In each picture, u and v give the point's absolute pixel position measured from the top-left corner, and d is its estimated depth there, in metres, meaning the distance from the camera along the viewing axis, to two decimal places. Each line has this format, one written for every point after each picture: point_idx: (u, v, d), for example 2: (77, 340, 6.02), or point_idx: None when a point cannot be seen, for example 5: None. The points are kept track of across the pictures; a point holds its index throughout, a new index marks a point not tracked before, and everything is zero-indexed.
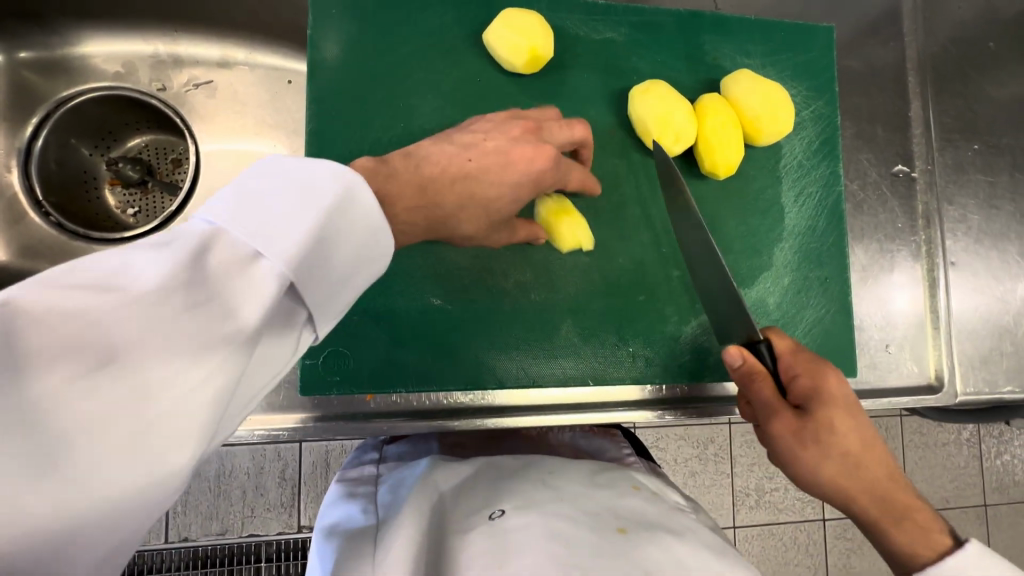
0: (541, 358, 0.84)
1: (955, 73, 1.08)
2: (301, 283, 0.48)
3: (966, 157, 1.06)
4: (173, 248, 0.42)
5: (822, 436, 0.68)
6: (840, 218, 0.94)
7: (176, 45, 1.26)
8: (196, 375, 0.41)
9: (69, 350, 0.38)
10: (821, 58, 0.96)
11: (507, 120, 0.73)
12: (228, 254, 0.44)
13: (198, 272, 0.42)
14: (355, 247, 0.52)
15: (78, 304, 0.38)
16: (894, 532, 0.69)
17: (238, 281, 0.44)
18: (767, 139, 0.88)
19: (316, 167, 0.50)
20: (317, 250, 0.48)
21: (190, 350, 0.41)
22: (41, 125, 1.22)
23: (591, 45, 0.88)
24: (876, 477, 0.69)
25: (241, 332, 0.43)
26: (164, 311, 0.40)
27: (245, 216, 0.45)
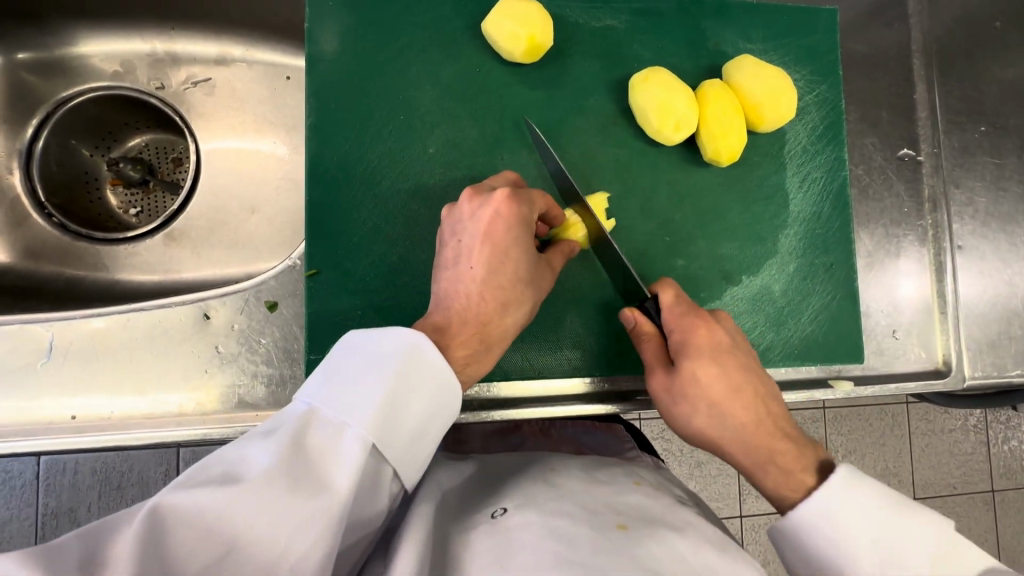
0: (546, 350, 0.84)
1: (960, 55, 1.06)
2: (383, 443, 0.56)
3: (973, 139, 1.04)
4: (278, 436, 0.52)
5: (688, 391, 0.69)
6: (846, 202, 0.93)
7: (174, 43, 1.26)
8: (301, 540, 0.49)
9: (206, 540, 0.47)
10: (825, 41, 0.95)
11: (476, 212, 0.69)
12: (322, 434, 0.54)
13: (298, 454, 0.52)
14: (427, 403, 0.60)
15: (209, 501, 0.48)
16: (760, 476, 0.69)
17: (331, 456, 0.53)
18: (770, 124, 0.87)
19: (388, 341, 0.61)
20: (390, 415, 0.57)
21: (293, 526, 0.49)
22: (42, 126, 1.22)
23: (591, 33, 0.87)
24: (744, 428, 0.69)
25: (333, 502, 0.51)
26: (271, 494, 0.49)
27: (332, 399, 0.56)
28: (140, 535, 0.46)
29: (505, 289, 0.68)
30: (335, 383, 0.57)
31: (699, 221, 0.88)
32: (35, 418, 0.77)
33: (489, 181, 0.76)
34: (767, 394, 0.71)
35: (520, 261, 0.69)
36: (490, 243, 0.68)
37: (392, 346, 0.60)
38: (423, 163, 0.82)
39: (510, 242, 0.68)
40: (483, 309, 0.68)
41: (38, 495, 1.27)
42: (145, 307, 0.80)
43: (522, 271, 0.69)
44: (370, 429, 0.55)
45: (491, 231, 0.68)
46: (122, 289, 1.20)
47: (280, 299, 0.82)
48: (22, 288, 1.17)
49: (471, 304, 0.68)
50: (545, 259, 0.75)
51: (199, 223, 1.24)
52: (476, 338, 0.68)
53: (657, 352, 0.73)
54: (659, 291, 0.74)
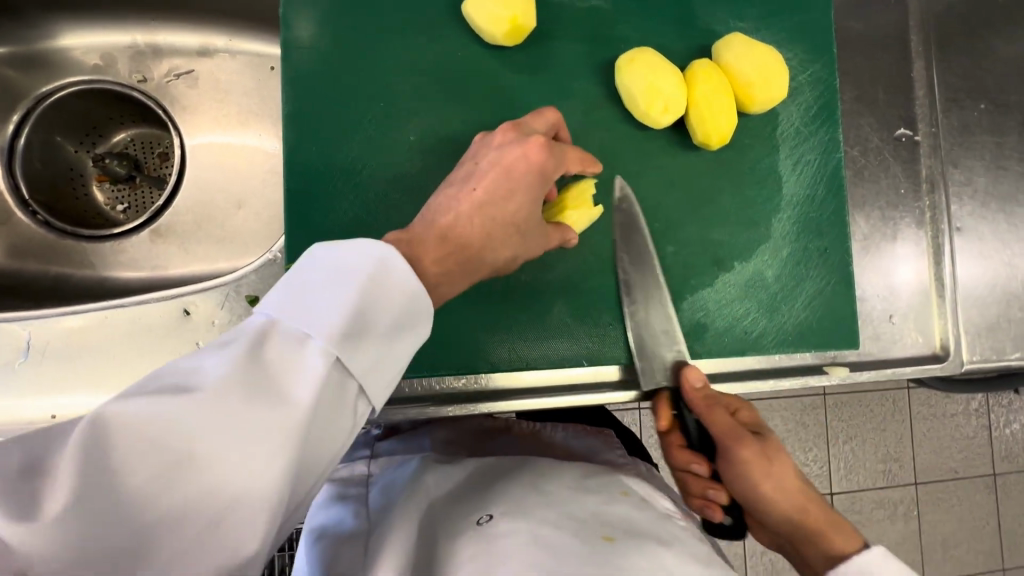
0: (534, 341, 0.82)
1: (959, 30, 1.03)
2: (351, 356, 0.50)
3: (972, 118, 1.01)
4: (232, 346, 0.47)
5: (778, 453, 0.76)
6: (841, 184, 0.90)
7: (155, 34, 1.24)
8: (258, 454, 0.44)
9: (149, 455, 0.42)
10: (819, 18, 0.92)
11: (508, 146, 0.69)
12: (283, 346, 0.49)
13: (254, 365, 0.46)
14: (395, 319, 0.55)
15: (152, 412, 0.42)
16: (826, 535, 0.72)
17: (291, 370, 0.48)
18: (761, 106, 0.84)
19: (355, 248, 0.55)
20: (357, 328, 0.51)
21: (247, 440, 0.44)
22: (23, 122, 1.20)
23: (576, 14, 0.85)
24: (813, 494, 0.75)
25: (291, 417, 0.46)
26: (222, 406, 0.44)
27: (292, 307, 0.50)
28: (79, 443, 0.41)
29: (495, 220, 0.65)
30: (297, 293, 0.51)
31: (689, 206, 0.86)
32: (16, 416, 0.76)
33: (532, 115, 0.73)
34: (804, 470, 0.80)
35: (523, 206, 0.67)
36: (504, 175, 0.66)
37: (359, 255, 0.54)
38: (403, 151, 0.80)
39: (523, 186, 0.67)
40: (470, 233, 0.64)
41: None
42: (124, 305, 0.78)
43: (521, 216, 0.67)
44: (333, 342, 0.49)
45: (512, 169, 0.67)
46: (111, 287, 1.19)
47: (262, 293, 0.81)
48: (10, 288, 1.16)
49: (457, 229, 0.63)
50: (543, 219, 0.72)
51: (185, 218, 1.22)
52: (454, 262, 0.63)
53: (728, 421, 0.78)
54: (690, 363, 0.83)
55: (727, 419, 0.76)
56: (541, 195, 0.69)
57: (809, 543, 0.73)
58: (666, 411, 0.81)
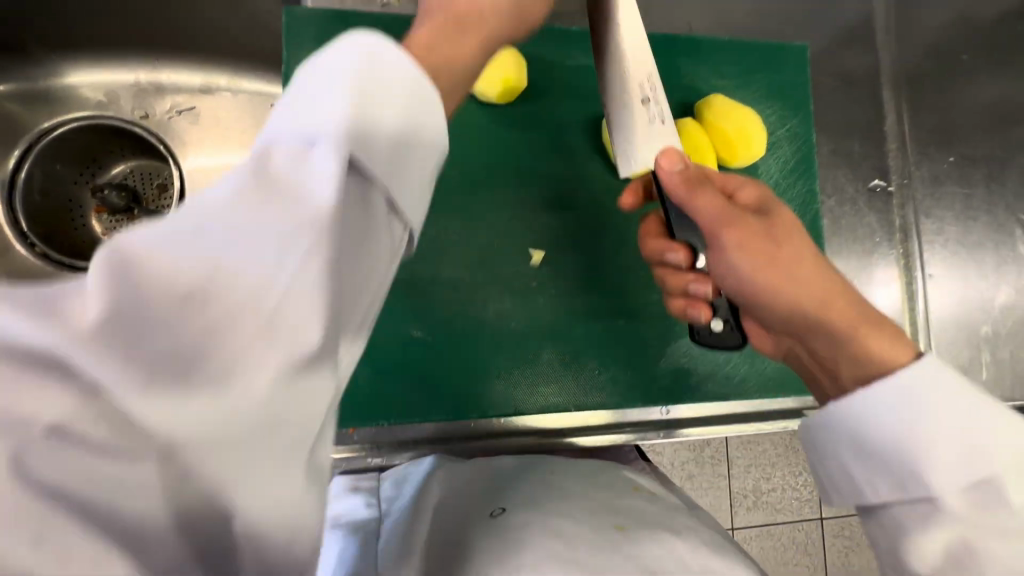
0: (524, 386, 0.84)
1: (929, 85, 1.09)
2: (365, 137, 0.37)
3: (942, 170, 1.07)
4: (232, 174, 0.33)
5: (781, 238, 0.66)
6: (818, 234, 0.95)
7: (158, 72, 1.27)
8: (283, 269, 0.32)
9: (135, 334, 0.29)
10: (795, 77, 0.97)
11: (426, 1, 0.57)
12: (287, 152, 0.35)
13: (262, 183, 0.33)
14: (407, 106, 0.41)
15: (140, 249, 0.30)
16: (860, 340, 0.59)
17: (302, 175, 0.34)
18: (742, 162, 0.88)
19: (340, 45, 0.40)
20: (364, 112, 0.38)
21: (268, 252, 0.32)
22: (24, 157, 1.22)
23: (566, 71, 0.89)
24: (833, 278, 0.64)
25: (316, 214, 0.33)
26: (235, 223, 0.32)
27: (289, 120, 0.37)
28: (95, 281, 0.28)
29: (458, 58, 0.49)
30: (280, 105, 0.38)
31: None
32: None
33: None
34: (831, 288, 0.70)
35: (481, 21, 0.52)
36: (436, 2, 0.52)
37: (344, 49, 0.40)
38: None
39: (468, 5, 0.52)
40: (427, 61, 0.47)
41: None
42: None
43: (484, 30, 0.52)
44: (346, 138, 0.36)
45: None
46: None
47: None
48: None
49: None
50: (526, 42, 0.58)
51: None
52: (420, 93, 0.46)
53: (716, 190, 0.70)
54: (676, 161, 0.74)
55: (714, 202, 0.67)
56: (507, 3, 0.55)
57: (823, 331, 0.62)
58: (636, 186, 0.82)
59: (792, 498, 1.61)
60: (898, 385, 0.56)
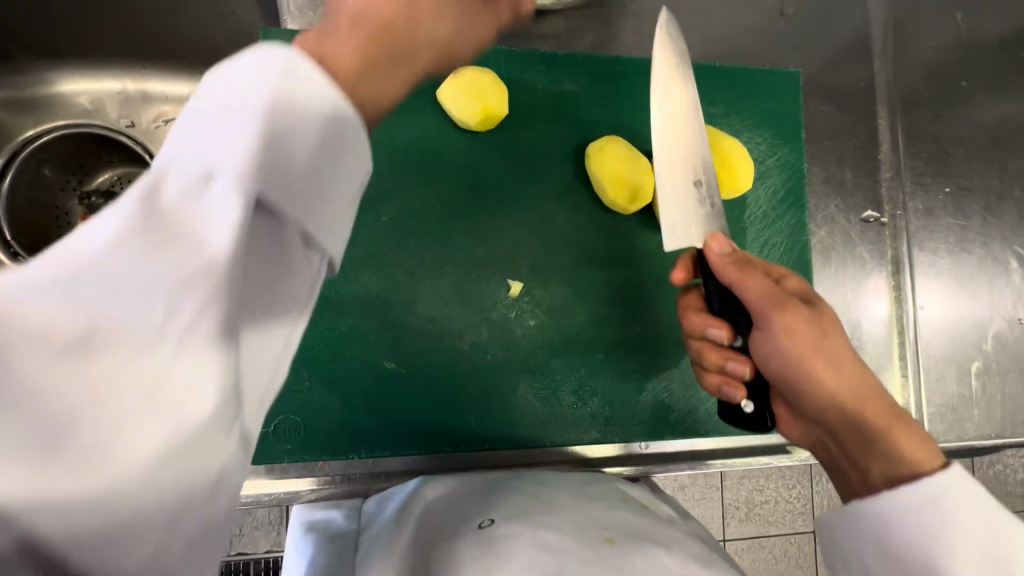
0: (499, 420, 0.83)
1: (926, 112, 1.06)
2: (274, 176, 0.37)
3: (937, 202, 1.04)
4: (117, 205, 0.34)
5: (828, 330, 0.69)
6: (805, 267, 0.93)
7: (144, 81, 1.25)
8: (178, 300, 0.33)
9: (37, 341, 0.31)
10: (787, 105, 0.95)
11: None
12: (181, 185, 0.35)
13: (151, 216, 0.34)
14: (326, 146, 0.40)
15: (38, 285, 0.31)
16: (892, 441, 0.63)
17: (198, 214, 0.35)
18: (728, 194, 0.86)
19: (253, 64, 0.38)
20: (276, 157, 0.37)
21: (160, 306, 0.33)
22: (7, 167, 1.20)
23: (549, 97, 0.87)
24: (873, 381, 0.68)
25: (206, 267, 0.34)
26: (129, 264, 0.33)
27: (185, 154, 0.36)
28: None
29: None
30: (184, 129, 0.37)
31: (656, 288, 0.88)
32: None
33: None
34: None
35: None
36: None
37: (256, 81, 0.38)
38: (377, 230, 0.82)
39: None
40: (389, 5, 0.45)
41: None
42: None
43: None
44: (250, 178, 0.36)
45: None
46: None
47: None
48: None
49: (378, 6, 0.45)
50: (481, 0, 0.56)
51: None
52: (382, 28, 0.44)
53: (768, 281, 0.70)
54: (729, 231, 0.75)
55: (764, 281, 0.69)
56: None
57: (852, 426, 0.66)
58: (686, 264, 0.79)
59: (785, 510, 1.60)
60: (924, 492, 0.58)
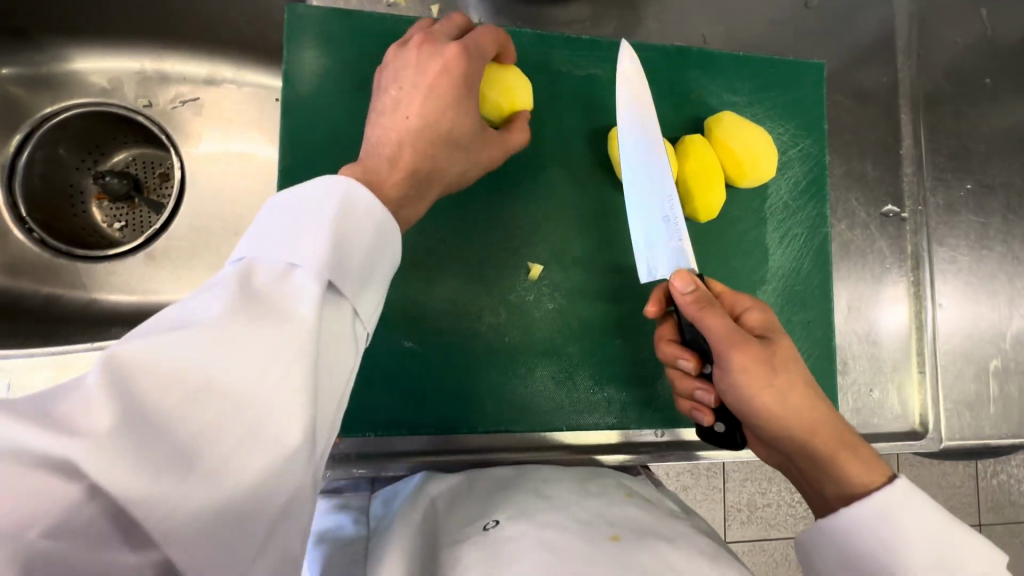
0: (515, 402, 0.83)
1: (949, 109, 1.05)
2: (338, 269, 0.50)
3: (958, 197, 1.03)
4: (219, 289, 0.45)
5: (787, 364, 0.68)
6: (826, 258, 0.92)
7: (163, 61, 1.26)
8: (277, 360, 0.43)
9: (170, 383, 0.40)
10: (810, 96, 0.94)
11: (422, 61, 0.67)
12: (269, 275, 0.48)
13: (249, 297, 0.45)
14: (370, 248, 0.54)
15: (166, 345, 0.40)
16: (843, 467, 0.65)
17: (285, 293, 0.47)
18: (750, 182, 0.86)
19: (323, 185, 0.53)
20: (341, 252, 0.51)
21: (258, 359, 0.43)
22: (24, 142, 1.21)
23: (574, 81, 0.87)
24: (832, 409, 0.69)
25: (298, 331, 0.45)
26: (237, 327, 0.43)
27: (267, 248, 0.49)
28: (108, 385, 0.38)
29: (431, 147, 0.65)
30: (267, 235, 0.50)
31: None
32: None
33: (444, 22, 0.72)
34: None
35: (461, 119, 0.67)
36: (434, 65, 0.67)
37: (320, 196, 0.53)
38: None
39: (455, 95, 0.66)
40: (417, 157, 0.65)
41: None
42: None
43: (458, 132, 0.67)
44: (323, 270, 0.49)
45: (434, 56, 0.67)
46: (99, 310, 1.20)
47: None
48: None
49: (405, 151, 0.65)
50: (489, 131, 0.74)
51: (182, 242, 1.24)
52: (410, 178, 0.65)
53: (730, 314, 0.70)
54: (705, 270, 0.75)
55: (727, 318, 0.67)
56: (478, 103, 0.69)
57: (811, 458, 0.67)
58: (659, 297, 0.76)
59: (786, 514, 1.59)
60: (874, 507, 0.62)
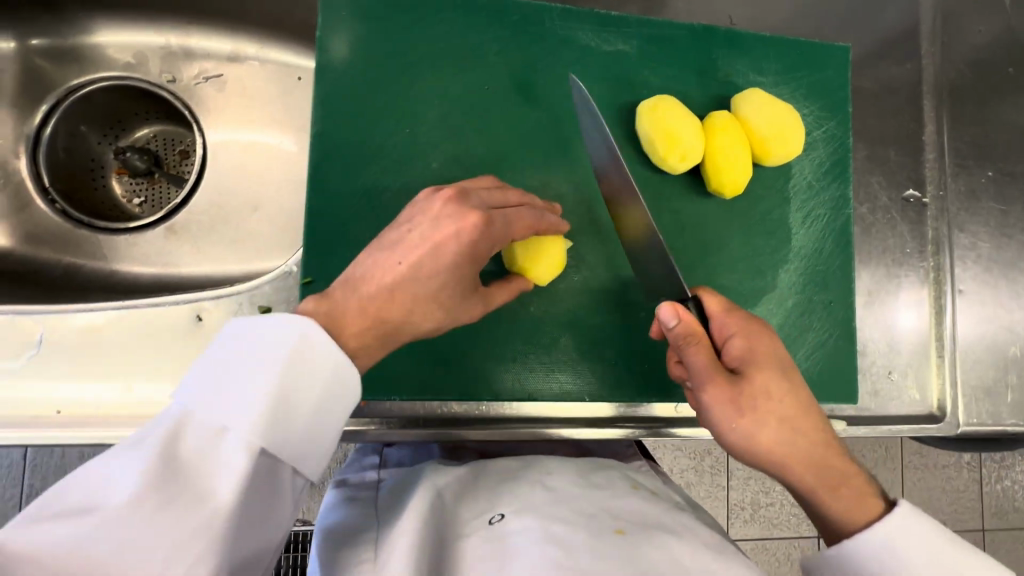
0: (538, 372, 0.83)
1: (972, 98, 1.06)
2: (275, 445, 0.54)
3: (979, 184, 1.04)
4: (142, 452, 0.48)
5: (758, 405, 0.66)
6: (848, 239, 0.92)
7: (188, 37, 1.27)
8: (182, 548, 0.47)
9: (78, 566, 0.46)
10: (836, 78, 0.95)
11: (442, 213, 0.64)
12: (196, 442, 0.51)
13: (166, 470, 0.48)
14: (318, 400, 0.57)
15: (70, 533, 0.46)
16: (828, 501, 0.68)
17: (210, 460, 0.51)
18: (777, 159, 0.86)
19: (273, 325, 0.57)
20: (280, 417, 0.54)
21: (161, 553, 0.47)
22: (50, 113, 1.22)
23: (602, 56, 0.88)
24: (812, 440, 0.67)
25: (208, 520, 0.48)
26: (140, 518, 0.47)
27: (201, 400, 0.52)
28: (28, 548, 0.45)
29: (417, 299, 0.62)
30: (208, 385, 0.53)
31: (699, 251, 0.88)
32: (22, 411, 0.76)
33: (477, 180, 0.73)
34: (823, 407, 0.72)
35: (448, 292, 0.64)
36: (450, 221, 0.63)
37: (278, 334, 0.56)
38: (427, 177, 0.82)
39: (442, 292, 0.64)
40: (387, 309, 0.62)
41: (24, 478, 1.28)
42: (141, 306, 0.80)
43: (445, 296, 0.64)
44: (252, 436, 0.52)
45: (450, 216, 0.64)
46: (120, 281, 1.20)
47: (275, 304, 0.83)
48: (22, 275, 1.16)
49: (391, 301, 0.61)
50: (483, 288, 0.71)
51: (201, 217, 1.24)
52: (373, 332, 0.62)
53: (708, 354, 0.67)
54: (701, 294, 0.72)
55: (703, 358, 0.67)
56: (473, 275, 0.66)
57: (793, 488, 0.69)
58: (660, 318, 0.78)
59: (789, 514, 1.58)
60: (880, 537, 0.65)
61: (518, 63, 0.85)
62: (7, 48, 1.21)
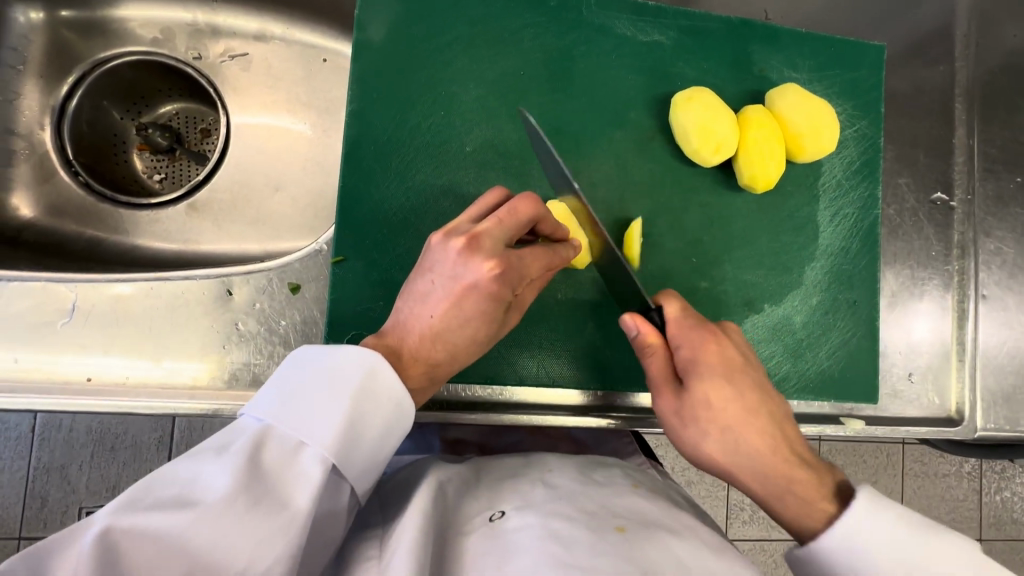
0: (561, 359, 0.84)
1: (1004, 103, 1.05)
2: (344, 465, 0.57)
3: (1007, 190, 1.03)
4: (232, 458, 0.51)
5: (699, 414, 0.67)
6: (875, 239, 0.92)
7: (216, 15, 1.26)
8: (265, 548, 0.50)
9: (166, 560, 0.48)
10: (869, 77, 0.94)
11: (457, 262, 0.66)
12: (279, 451, 0.54)
13: (254, 475, 0.51)
14: (384, 426, 0.61)
15: (161, 526, 0.48)
16: (778, 508, 0.66)
17: (291, 471, 0.54)
18: (810, 156, 0.86)
19: (349, 355, 0.61)
20: (351, 438, 0.57)
21: (247, 551, 0.49)
22: (76, 85, 1.21)
23: (637, 46, 0.87)
24: (758, 449, 0.66)
25: (292, 524, 0.51)
26: (230, 519, 0.49)
27: (283, 416, 0.56)
28: (116, 539, 0.47)
29: (456, 347, 0.68)
30: (287, 402, 0.57)
31: (726, 245, 0.88)
32: (48, 377, 0.77)
33: (489, 194, 0.72)
34: (782, 412, 0.69)
35: (479, 333, 0.68)
36: (470, 266, 0.65)
37: (349, 364, 0.61)
38: (460, 161, 0.82)
39: (476, 333, 0.68)
40: (433, 354, 0.67)
41: (33, 448, 1.29)
42: (170, 278, 0.81)
43: (479, 336, 0.69)
44: (330, 453, 0.55)
45: (470, 261, 0.65)
46: (137, 256, 1.19)
47: (303, 282, 0.83)
48: (44, 244, 1.17)
49: (436, 349, 0.67)
50: (516, 306, 0.72)
51: (223, 195, 1.23)
52: (425, 373, 0.68)
53: (664, 365, 0.71)
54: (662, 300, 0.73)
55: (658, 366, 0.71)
56: (503, 314, 0.69)
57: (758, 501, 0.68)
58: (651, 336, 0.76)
59: None
60: None
61: (554, 50, 0.85)
62: (35, 17, 1.19)
